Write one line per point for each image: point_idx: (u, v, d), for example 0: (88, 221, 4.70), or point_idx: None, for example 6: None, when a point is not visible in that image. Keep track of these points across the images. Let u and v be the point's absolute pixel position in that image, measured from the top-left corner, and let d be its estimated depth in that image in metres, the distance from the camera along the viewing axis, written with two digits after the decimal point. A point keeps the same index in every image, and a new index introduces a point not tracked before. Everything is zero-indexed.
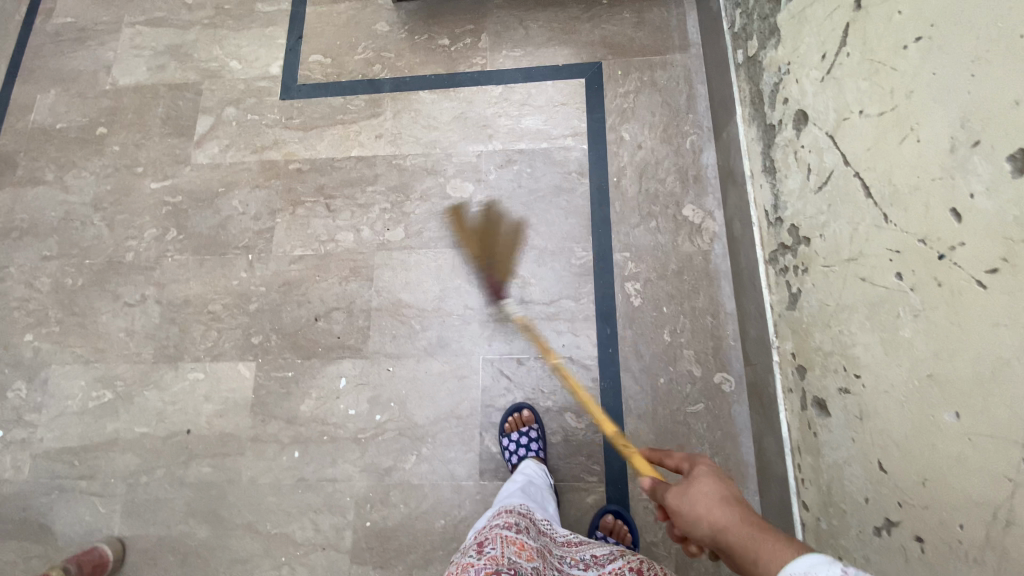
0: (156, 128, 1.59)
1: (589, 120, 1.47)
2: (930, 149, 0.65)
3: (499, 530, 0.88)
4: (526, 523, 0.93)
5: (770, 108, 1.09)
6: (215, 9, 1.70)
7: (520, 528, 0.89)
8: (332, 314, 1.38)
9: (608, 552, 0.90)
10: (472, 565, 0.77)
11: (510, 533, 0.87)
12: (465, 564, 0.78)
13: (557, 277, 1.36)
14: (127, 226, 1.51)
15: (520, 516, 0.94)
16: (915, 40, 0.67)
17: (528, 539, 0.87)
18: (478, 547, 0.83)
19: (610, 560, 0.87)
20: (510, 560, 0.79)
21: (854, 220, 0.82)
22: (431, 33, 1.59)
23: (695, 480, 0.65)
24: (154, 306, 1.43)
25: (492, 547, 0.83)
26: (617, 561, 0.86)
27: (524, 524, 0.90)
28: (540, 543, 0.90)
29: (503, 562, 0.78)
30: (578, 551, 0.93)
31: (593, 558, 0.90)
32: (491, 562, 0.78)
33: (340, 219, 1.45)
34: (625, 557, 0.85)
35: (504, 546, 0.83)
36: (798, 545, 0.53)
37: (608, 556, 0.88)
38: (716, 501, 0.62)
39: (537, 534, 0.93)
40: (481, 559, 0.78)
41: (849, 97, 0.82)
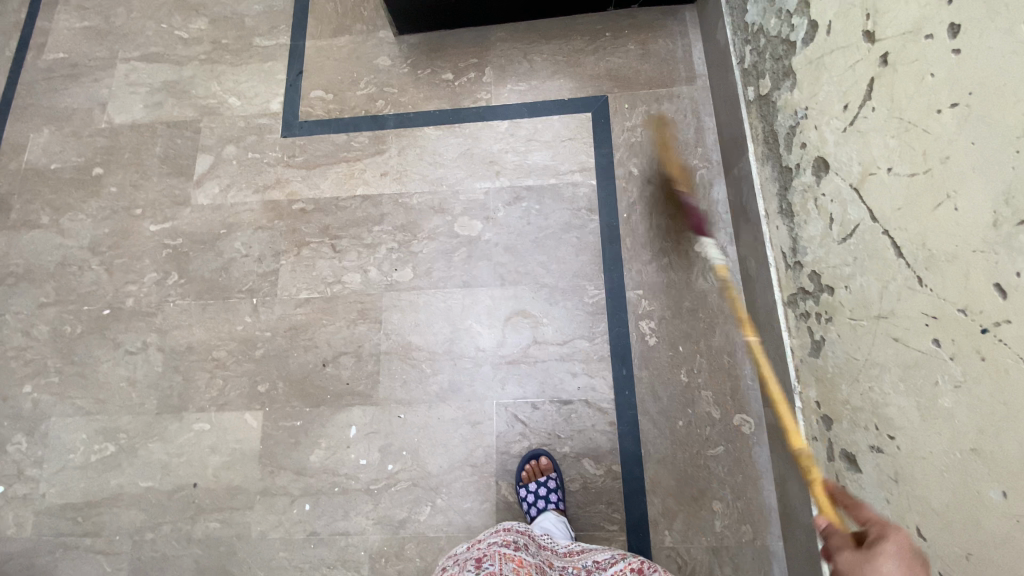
0: (154, 168, 1.56)
1: (597, 154, 1.45)
2: (970, 220, 0.64)
3: (499, 547, 0.93)
4: (524, 540, 0.98)
5: (786, 150, 1.08)
6: (212, 44, 1.67)
7: (519, 545, 0.94)
8: (340, 359, 1.34)
9: (608, 557, 0.98)
10: None
11: (509, 549, 0.92)
12: None
13: (570, 316, 1.34)
14: (126, 270, 1.47)
15: (517, 534, 0.99)
16: (951, 106, 0.66)
17: (527, 556, 0.91)
18: (477, 563, 0.88)
19: (612, 564, 0.96)
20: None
21: (884, 278, 0.80)
22: (434, 68, 1.57)
23: (882, 553, 0.53)
24: (156, 354, 1.39)
25: (492, 563, 0.88)
26: (619, 564, 0.94)
27: (522, 541, 0.96)
28: (541, 557, 0.96)
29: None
30: (579, 558, 1.00)
31: (594, 564, 0.97)
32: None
33: (346, 260, 1.42)
34: (626, 560, 0.94)
35: (503, 563, 0.87)
36: None
37: (609, 560, 0.96)
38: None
39: (537, 549, 0.99)
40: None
41: (876, 152, 0.80)
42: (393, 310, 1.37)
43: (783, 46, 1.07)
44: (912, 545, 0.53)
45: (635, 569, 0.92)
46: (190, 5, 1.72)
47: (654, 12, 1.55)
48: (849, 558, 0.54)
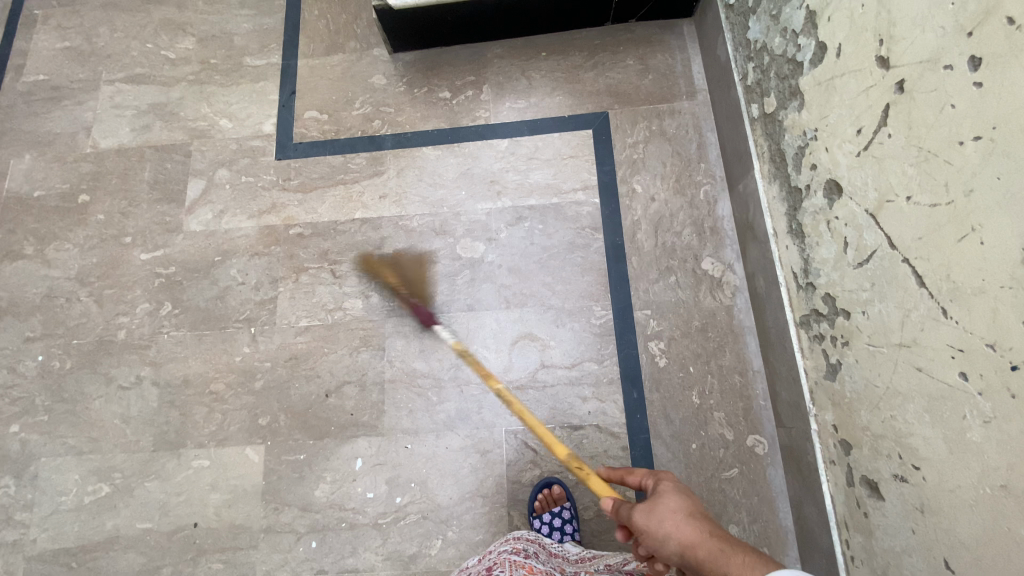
0: (144, 194, 1.51)
1: (598, 172, 1.44)
2: (997, 255, 0.63)
3: (507, 555, 0.89)
4: (535, 548, 0.96)
5: (795, 170, 1.07)
6: (201, 64, 1.63)
7: (528, 553, 0.91)
8: (343, 389, 1.30)
9: (620, 558, 0.94)
10: None
11: (518, 557, 0.89)
12: None
13: (578, 338, 1.32)
14: (117, 301, 1.42)
15: (528, 542, 0.97)
16: (974, 138, 0.65)
17: (537, 564, 0.89)
18: (486, 571, 0.85)
19: (624, 563, 0.93)
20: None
21: (905, 307, 0.79)
22: (430, 86, 1.54)
23: (662, 499, 0.70)
24: (150, 389, 1.34)
25: (500, 570, 0.85)
26: (630, 561, 0.92)
27: (532, 548, 0.94)
28: (551, 564, 0.93)
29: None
30: (591, 563, 0.95)
31: (607, 565, 0.93)
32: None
33: (346, 285, 1.39)
34: (637, 558, 0.93)
35: (513, 569, 0.85)
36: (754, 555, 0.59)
37: (621, 560, 0.93)
38: (680, 517, 0.68)
39: (547, 557, 0.96)
40: None
41: (893, 179, 0.79)
42: (396, 337, 1.34)
43: (788, 65, 1.07)
44: (677, 481, 0.73)
45: (644, 563, 0.90)
46: (177, 24, 1.68)
47: (652, 26, 1.54)
48: (643, 515, 0.70)
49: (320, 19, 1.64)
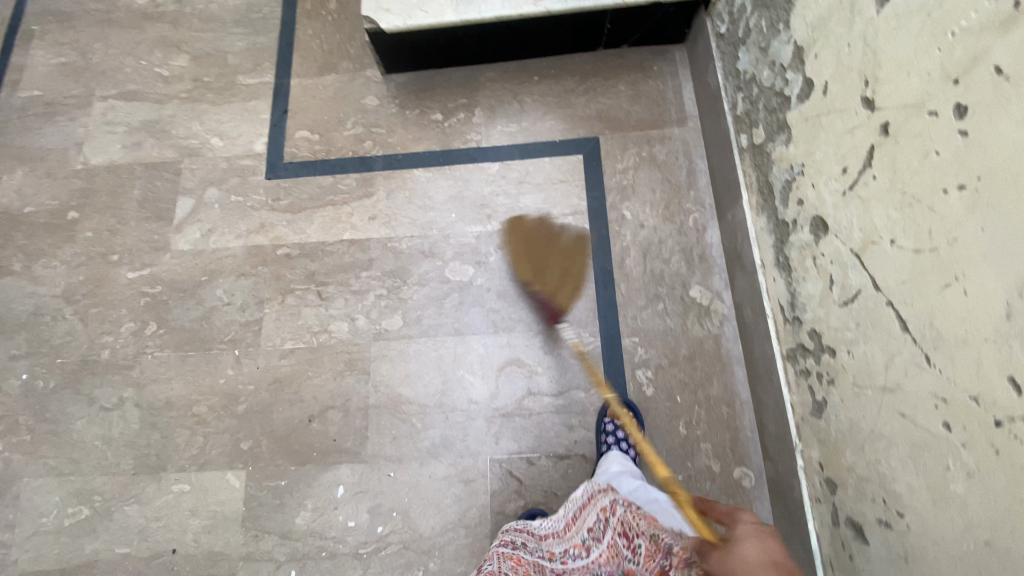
0: (132, 212, 1.50)
1: (588, 198, 1.43)
2: (980, 308, 0.62)
3: (498, 549, 0.96)
4: (523, 538, 1.01)
5: (782, 204, 1.07)
6: (194, 82, 1.63)
7: (517, 544, 0.97)
8: (326, 414, 1.29)
9: (598, 518, 0.93)
10: None
11: (507, 549, 0.95)
12: None
13: (565, 365, 1.30)
14: (102, 320, 1.41)
15: (517, 533, 1.02)
16: (958, 187, 0.64)
17: (525, 553, 0.95)
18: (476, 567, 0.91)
19: (604, 530, 0.91)
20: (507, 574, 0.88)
21: (889, 351, 0.78)
22: (422, 108, 1.54)
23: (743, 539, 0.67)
24: (133, 410, 1.33)
25: (490, 563, 0.91)
26: (607, 529, 0.90)
27: (520, 539, 0.99)
28: (540, 551, 0.97)
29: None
30: (577, 533, 0.97)
31: (591, 535, 0.93)
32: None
33: (333, 307, 1.38)
34: (610, 522, 0.90)
35: (501, 561, 0.91)
36: None
37: (600, 525, 0.92)
38: (763, 560, 0.64)
39: (536, 544, 1.00)
40: None
41: (877, 222, 0.79)
42: (381, 361, 1.32)
43: (777, 98, 1.06)
44: (760, 526, 0.69)
45: (622, 533, 0.87)
46: (171, 42, 1.68)
47: (644, 52, 1.54)
48: (720, 553, 0.68)
49: (314, 39, 1.64)
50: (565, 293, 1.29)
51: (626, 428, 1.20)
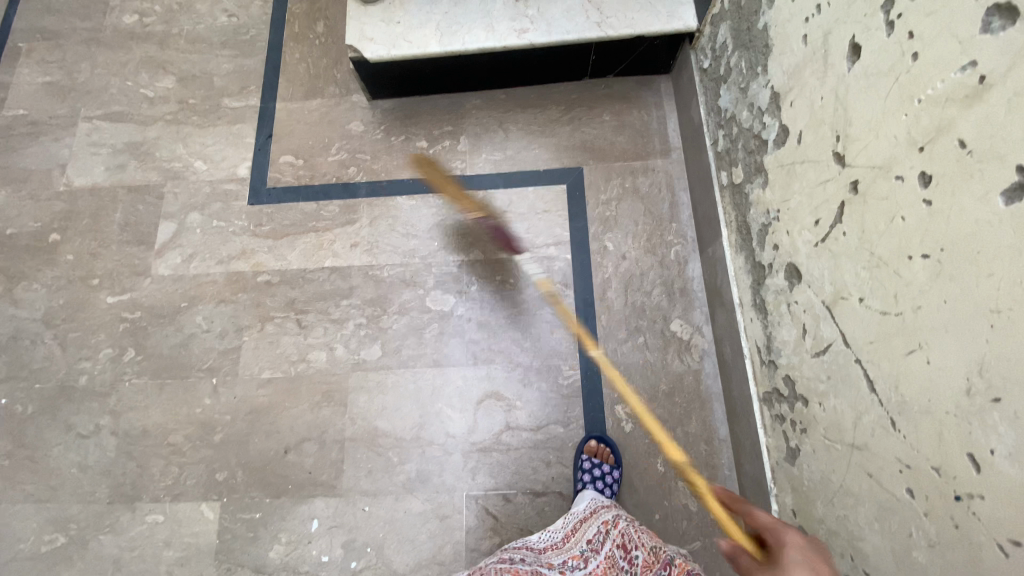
0: (114, 235, 1.49)
1: (571, 228, 1.43)
2: (942, 380, 0.61)
3: (494, 564, 0.93)
4: (522, 554, 0.98)
5: (759, 246, 1.06)
6: (179, 104, 1.63)
7: (514, 559, 0.95)
8: (303, 446, 1.28)
9: (597, 532, 1.00)
10: None
11: (505, 564, 0.93)
12: None
13: (544, 399, 1.29)
14: (80, 345, 1.40)
15: (516, 550, 0.99)
16: (922, 255, 0.64)
17: (522, 565, 0.93)
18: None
19: (602, 542, 0.97)
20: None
21: (858, 408, 0.77)
22: (407, 135, 1.54)
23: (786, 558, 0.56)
24: (109, 438, 1.32)
25: None
26: (606, 540, 0.97)
27: (518, 555, 0.96)
28: (538, 562, 0.96)
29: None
30: (574, 545, 1.01)
31: (589, 547, 0.98)
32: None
33: (312, 336, 1.37)
34: (609, 535, 0.97)
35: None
36: None
37: (600, 536, 0.98)
38: None
39: (534, 557, 0.98)
40: None
41: (847, 278, 0.78)
42: (360, 392, 1.32)
43: (755, 140, 1.06)
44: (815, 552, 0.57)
45: (619, 544, 0.94)
46: (158, 62, 1.68)
47: (630, 81, 1.54)
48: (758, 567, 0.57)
49: (301, 63, 1.64)
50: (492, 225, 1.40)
51: (603, 466, 1.19)
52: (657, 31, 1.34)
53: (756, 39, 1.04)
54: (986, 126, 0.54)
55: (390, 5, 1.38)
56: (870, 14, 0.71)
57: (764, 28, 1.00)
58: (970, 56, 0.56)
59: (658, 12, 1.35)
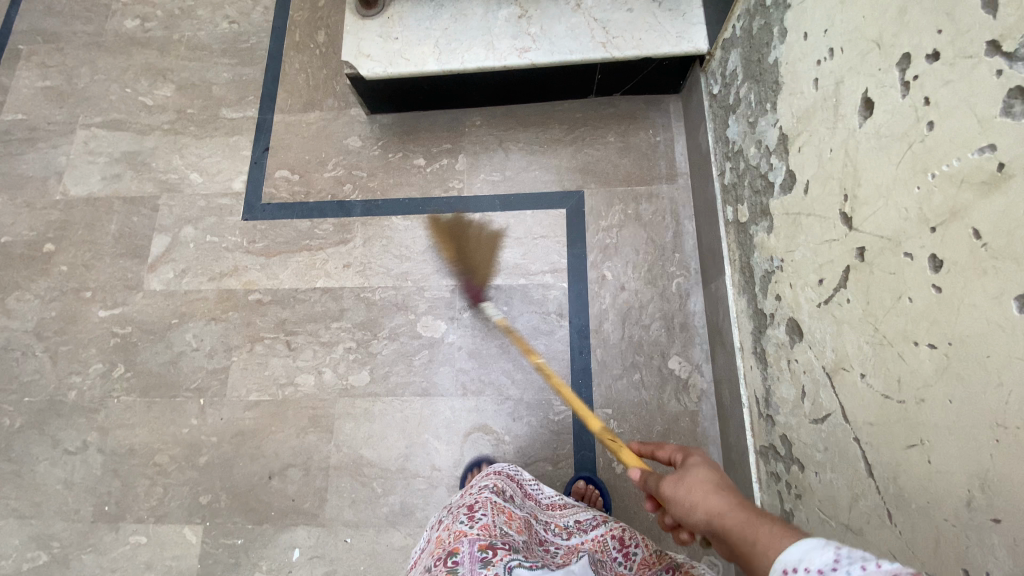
0: (108, 248, 1.48)
1: (569, 255, 1.38)
2: (943, 483, 0.57)
3: (489, 494, 0.88)
4: (512, 489, 0.94)
5: (761, 293, 1.00)
6: (177, 113, 1.61)
7: (508, 496, 0.91)
8: (287, 472, 1.26)
9: (591, 519, 0.95)
10: (465, 534, 0.76)
11: (499, 499, 0.87)
12: (459, 532, 0.76)
13: (533, 435, 1.26)
14: (71, 359, 1.40)
15: (506, 480, 0.96)
16: (929, 344, 0.58)
17: (514, 508, 0.88)
18: (468, 514, 0.81)
19: (593, 526, 0.93)
20: (503, 530, 0.80)
21: (855, 488, 0.73)
22: (405, 152, 1.50)
23: (689, 468, 0.59)
24: (96, 456, 1.32)
25: (484, 511, 0.83)
26: (600, 527, 0.92)
27: (510, 492, 0.92)
28: (526, 511, 0.92)
29: (498, 533, 0.78)
30: (562, 515, 0.98)
31: (576, 525, 0.94)
32: (487, 533, 0.77)
33: (301, 359, 1.35)
34: (607, 524, 0.92)
35: (495, 514, 0.83)
36: (791, 528, 0.45)
37: (592, 521, 0.94)
38: (710, 487, 0.55)
39: (523, 501, 0.95)
40: (475, 528, 0.77)
41: (849, 348, 0.73)
42: (346, 419, 1.29)
43: (761, 180, 1.00)
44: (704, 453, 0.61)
45: (617, 537, 0.89)
46: (157, 69, 1.65)
47: (637, 101, 1.48)
48: (671, 482, 0.59)
49: (300, 73, 1.60)
50: (568, 260, 1.38)
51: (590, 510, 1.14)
52: (666, 53, 1.28)
53: (767, 72, 0.97)
54: (1006, 220, 0.49)
55: (388, 20, 1.34)
56: (885, 69, 0.64)
57: (775, 63, 0.94)
58: (991, 138, 0.50)
59: (667, 33, 1.28)
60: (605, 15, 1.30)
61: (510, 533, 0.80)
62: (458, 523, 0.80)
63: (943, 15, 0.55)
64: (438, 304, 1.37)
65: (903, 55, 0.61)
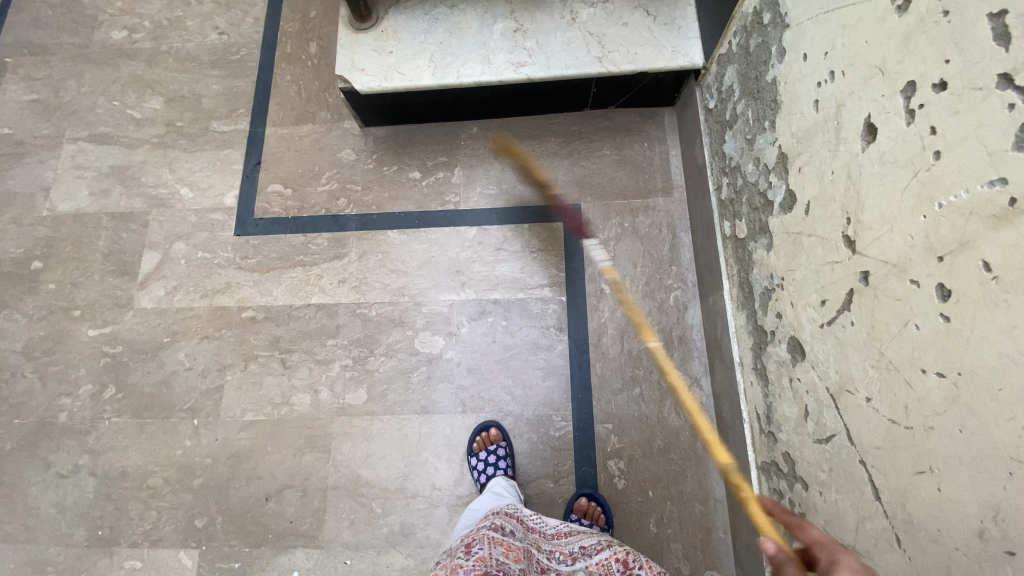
0: (97, 265, 1.45)
1: (567, 269, 1.37)
2: (955, 512, 0.57)
3: (486, 532, 0.90)
4: (512, 525, 0.96)
5: (761, 310, 1.00)
6: (167, 126, 1.58)
7: (506, 531, 0.92)
8: (284, 494, 1.25)
9: (596, 543, 0.94)
10: (461, 565, 0.79)
11: (496, 534, 0.89)
12: (455, 565, 0.79)
13: (533, 452, 1.25)
14: (61, 380, 1.36)
15: (506, 518, 0.98)
16: (938, 373, 0.59)
17: (513, 541, 0.89)
18: (466, 550, 0.84)
19: (597, 550, 0.92)
20: (500, 561, 0.82)
21: (862, 512, 0.73)
22: (400, 165, 1.48)
23: None
24: (87, 479, 1.29)
25: (480, 547, 0.84)
26: (604, 550, 0.91)
27: (508, 526, 0.93)
28: (527, 543, 0.93)
29: (493, 563, 0.80)
30: (566, 542, 0.97)
31: (581, 550, 0.93)
32: (482, 563, 0.79)
33: (296, 377, 1.33)
34: (611, 547, 0.91)
35: (492, 547, 0.85)
36: None
37: (596, 545, 0.93)
38: None
39: (524, 534, 0.96)
40: (470, 559, 0.80)
41: (854, 371, 0.73)
42: (343, 439, 1.28)
43: (759, 198, 1.00)
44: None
45: (621, 559, 0.88)
46: (145, 81, 1.62)
47: (633, 113, 1.48)
48: None
49: (292, 85, 1.58)
50: (566, 274, 1.37)
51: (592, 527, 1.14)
52: (661, 68, 1.28)
53: (765, 90, 0.97)
54: (1016, 254, 0.49)
55: (383, 33, 1.32)
56: (889, 96, 0.65)
57: (774, 81, 0.94)
58: (1001, 171, 0.50)
59: (662, 47, 1.28)
60: (601, 29, 1.30)
61: (507, 564, 0.82)
62: (455, 558, 0.83)
63: (951, 46, 0.56)
64: (435, 318, 1.35)
65: (909, 83, 0.62)
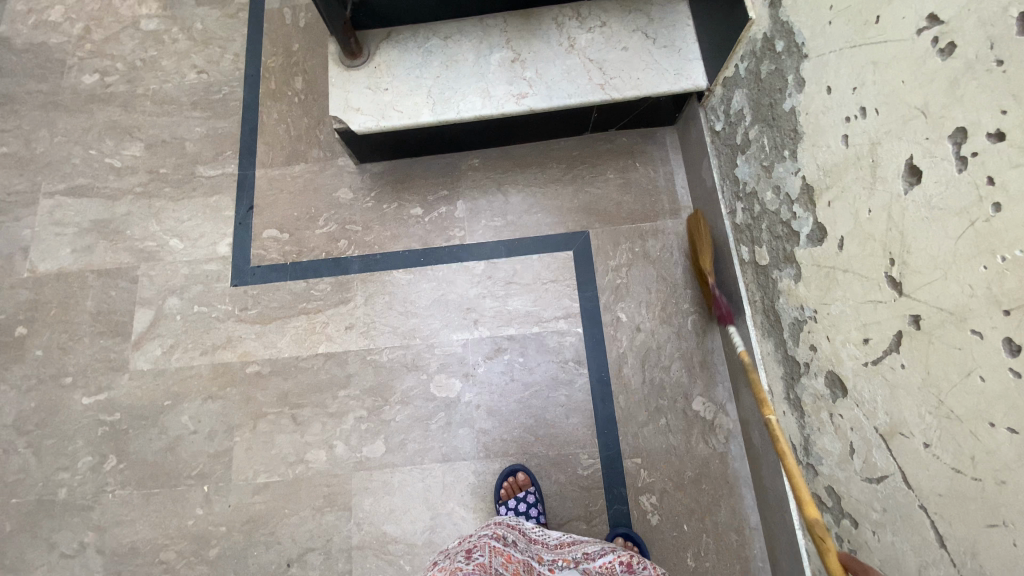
0: (86, 327, 1.37)
1: (581, 299, 1.34)
2: None
3: (487, 540, 0.89)
4: (514, 535, 0.94)
5: (792, 340, 0.99)
6: (149, 173, 1.50)
7: (508, 540, 0.90)
8: (307, 557, 1.20)
9: (598, 549, 0.93)
10: (461, 569, 0.79)
11: (498, 543, 0.88)
12: (454, 569, 0.79)
13: (563, 492, 1.22)
14: (57, 453, 1.29)
15: (508, 527, 0.95)
16: (1008, 428, 0.57)
17: (515, 551, 0.88)
18: (466, 554, 0.84)
19: (601, 555, 0.90)
20: (499, 572, 0.82)
21: (924, 557, 0.71)
22: (400, 202, 1.44)
23: None
24: (95, 558, 1.21)
25: (480, 554, 0.84)
26: (608, 555, 0.90)
27: (510, 536, 0.92)
28: (529, 553, 0.91)
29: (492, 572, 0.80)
30: (570, 551, 0.95)
31: (584, 556, 0.91)
32: (480, 569, 0.80)
33: (309, 433, 1.27)
34: (615, 552, 0.90)
35: (492, 555, 0.84)
36: None
37: (598, 551, 0.91)
38: None
39: (526, 545, 0.94)
40: (470, 564, 0.80)
41: (908, 414, 0.71)
42: (363, 495, 1.23)
43: (782, 227, 0.98)
44: None
45: (625, 562, 0.87)
46: (123, 128, 1.55)
47: (634, 135, 1.45)
48: None
49: (280, 123, 1.52)
50: (580, 304, 1.34)
51: None
52: (664, 92, 1.26)
53: (783, 118, 0.95)
54: None
55: (375, 68, 1.27)
56: (935, 140, 0.63)
57: (792, 111, 0.92)
58: None
59: (664, 70, 1.26)
60: (600, 54, 1.27)
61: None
62: (454, 562, 0.82)
63: (1007, 96, 0.55)
64: (448, 361, 1.31)
65: (958, 128, 0.60)
